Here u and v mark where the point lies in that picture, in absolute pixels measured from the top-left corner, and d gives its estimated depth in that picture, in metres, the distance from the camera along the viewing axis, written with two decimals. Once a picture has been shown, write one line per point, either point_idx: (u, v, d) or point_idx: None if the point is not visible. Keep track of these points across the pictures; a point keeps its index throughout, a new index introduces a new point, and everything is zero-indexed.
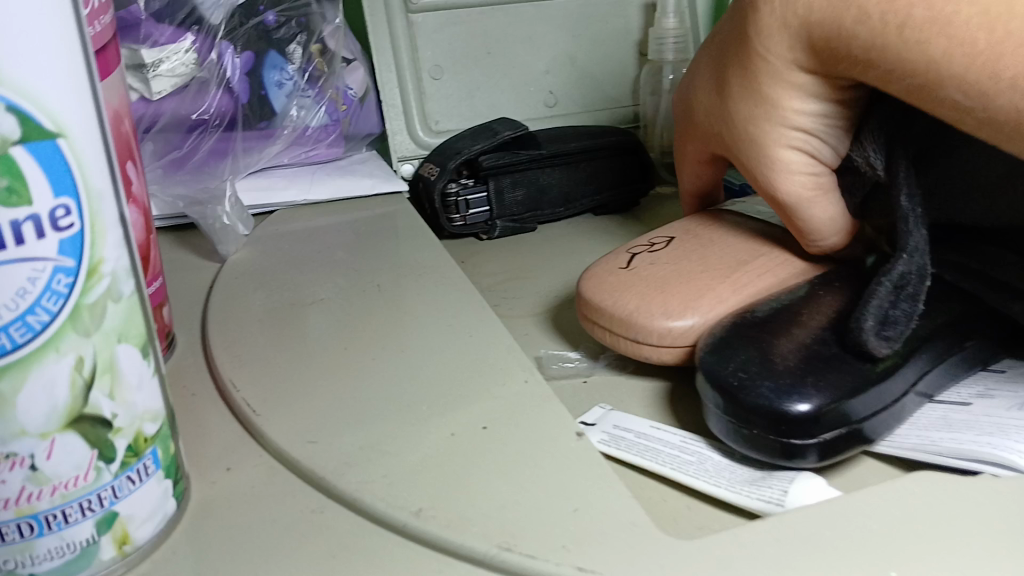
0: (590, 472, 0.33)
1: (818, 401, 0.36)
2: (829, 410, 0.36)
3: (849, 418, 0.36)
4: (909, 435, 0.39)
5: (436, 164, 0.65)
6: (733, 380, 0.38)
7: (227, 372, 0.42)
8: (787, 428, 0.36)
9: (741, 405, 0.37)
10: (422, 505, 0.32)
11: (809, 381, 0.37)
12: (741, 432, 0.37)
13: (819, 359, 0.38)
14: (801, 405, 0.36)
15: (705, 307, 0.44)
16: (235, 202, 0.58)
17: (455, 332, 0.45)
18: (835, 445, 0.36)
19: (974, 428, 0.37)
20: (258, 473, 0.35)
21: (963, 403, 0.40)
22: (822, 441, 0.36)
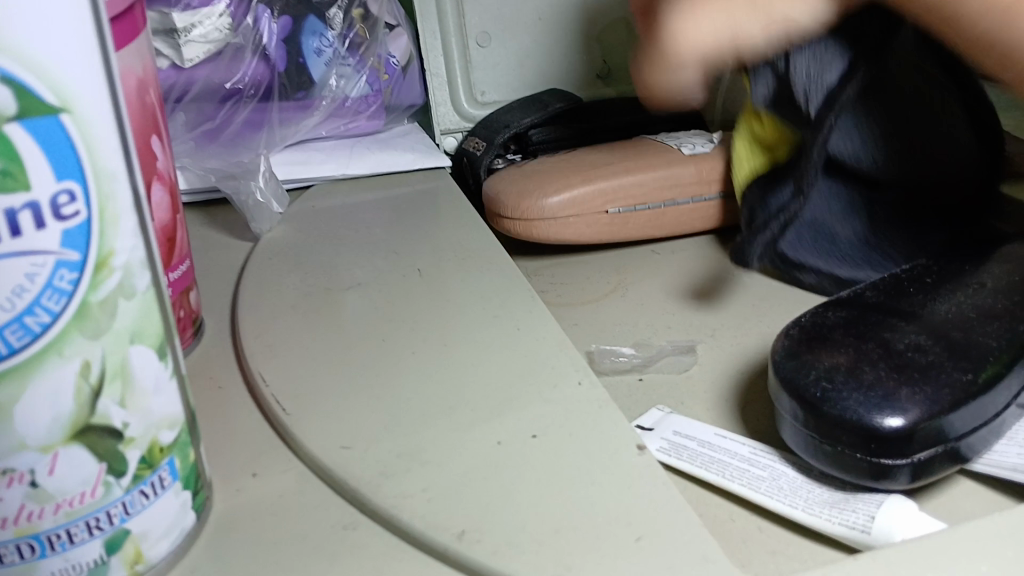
0: (654, 494, 0.30)
1: (913, 416, 0.32)
2: (926, 428, 0.32)
3: (945, 435, 0.32)
4: (1009, 452, 0.35)
5: (482, 137, 0.61)
6: (815, 388, 0.34)
7: (256, 365, 0.39)
8: (878, 448, 0.32)
9: (825, 419, 0.33)
10: (466, 527, 0.29)
11: (903, 391, 0.33)
12: (823, 448, 0.33)
13: (915, 364, 0.34)
14: (894, 421, 0.32)
15: (568, 187, 0.53)
16: (269, 178, 0.54)
17: (502, 324, 0.42)
18: (929, 464, 0.33)
19: None
20: (286, 481, 0.32)
21: None
22: (914, 460, 0.32)
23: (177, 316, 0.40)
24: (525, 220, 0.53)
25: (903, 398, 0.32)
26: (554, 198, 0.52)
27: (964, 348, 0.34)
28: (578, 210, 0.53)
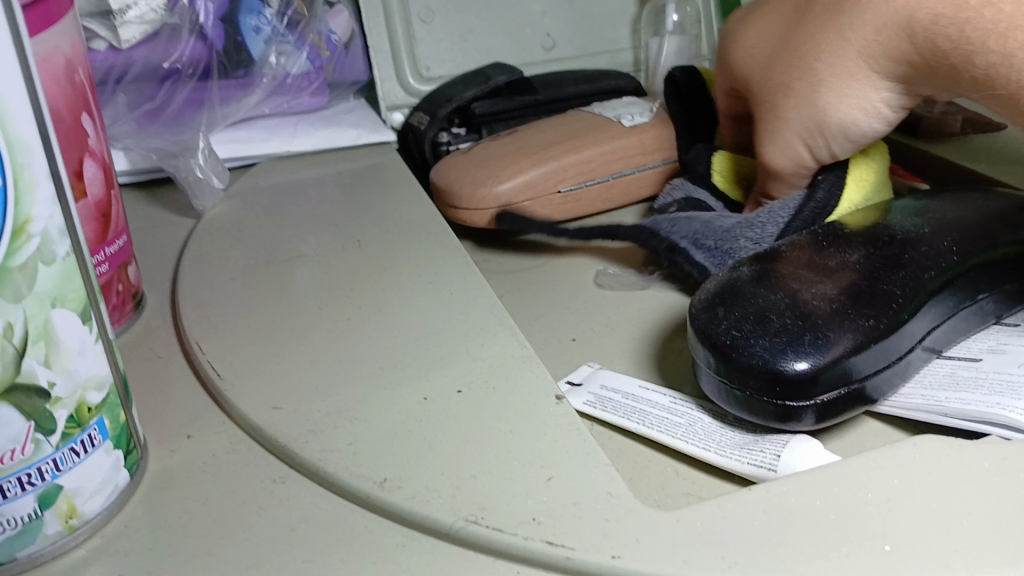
0: (568, 439, 0.31)
1: (816, 360, 0.34)
2: (829, 369, 0.33)
3: (849, 378, 0.34)
4: (913, 394, 0.36)
5: (426, 111, 0.62)
6: (726, 337, 0.35)
7: (195, 334, 0.40)
8: (784, 390, 0.34)
9: (734, 365, 0.34)
10: (388, 475, 0.30)
11: (808, 337, 0.34)
12: (734, 393, 0.35)
13: (821, 311, 0.35)
14: (798, 364, 0.33)
15: (521, 174, 0.53)
16: (209, 154, 0.55)
17: (435, 289, 0.43)
18: (833, 405, 0.34)
19: (982, 387, 0.35)
20: (219, 441, 0.34)
21: (972, 359, 0.38)
22: (818, 402, 0.34)
23: (116, 291, 0.41)
24: (482, 209, 0.52)
25: (809, 344, 0.34)
26: (508, 185, 0.52)
27: (869, 293, 0.36)
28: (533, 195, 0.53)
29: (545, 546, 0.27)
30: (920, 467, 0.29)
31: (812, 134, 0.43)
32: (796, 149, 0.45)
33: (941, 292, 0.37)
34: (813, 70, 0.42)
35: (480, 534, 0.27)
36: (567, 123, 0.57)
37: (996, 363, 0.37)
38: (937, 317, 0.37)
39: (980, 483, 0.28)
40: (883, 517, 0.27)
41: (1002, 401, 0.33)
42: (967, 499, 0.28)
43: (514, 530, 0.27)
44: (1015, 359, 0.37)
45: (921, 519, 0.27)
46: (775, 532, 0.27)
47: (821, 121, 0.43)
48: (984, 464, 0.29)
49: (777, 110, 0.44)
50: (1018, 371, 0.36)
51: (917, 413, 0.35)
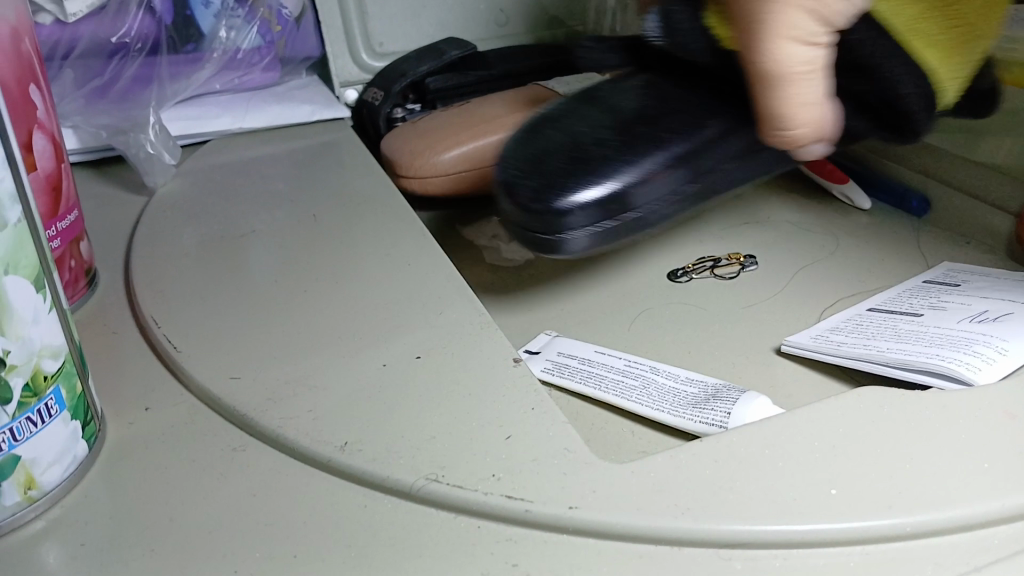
0: (527, 400, 0.32)
1: (608, 185, 0.41)
2: (635, 187, 0.41)
3: (630, 207, 0.41)
4: (857, 345, 0.37)
5: (380, 87, 0.62)
6: (500, 188, 0.43)
7: (150, 308, 0.40)
8: (597, 208, 0.40)
9: (516, 212, 0.42)
10: (348, 438, 0.30)
11: (621, 158, 0.41)
12: (525, 200, 0.41)
13: (570, 165, 0.41)
14: (607, 184, 0.41)
15: (463, 142, 0.54)
16: (159, 130, 0.55)
17: (393, 260, 0.43)
18: (640, 221, 0.42)
19: (924, 341, 0.36)
20: (177, 412, 0.34)
21: (914, 316, 0.39)
22: (588, 234, 0.41)
23: (68, 266, 0.41)
24: (423, 178, 0.54)
25: (599, 174, 0.41)
26: (449, 154, 0.54)
27: (646, 137, 0.43)
28: (473, 164, 0.54)
29: (504, 501, 0.27)
30: (866, 416, 0.30)
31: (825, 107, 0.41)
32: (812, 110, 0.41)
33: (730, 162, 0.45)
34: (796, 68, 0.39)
35: (440, 492, 0.28)
36: (517, 96, 0.59)
37: (937, 319, 0.38)
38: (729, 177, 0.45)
39: (920, 430, 0.29)
40: (831, 464, 0.28)
41: (942, 354, 0.35)
42: (908, 443, 0.29)
43: (473, 486, 0.28)
44: (955, 316, 0.38)
45: (864, 462, 0.28)
46: (725, 481, 0.28)
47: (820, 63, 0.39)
48: (924, 412, 0.30)
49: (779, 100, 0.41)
50: (957, 327, 0.37)
51: (863, 360, 0.36)
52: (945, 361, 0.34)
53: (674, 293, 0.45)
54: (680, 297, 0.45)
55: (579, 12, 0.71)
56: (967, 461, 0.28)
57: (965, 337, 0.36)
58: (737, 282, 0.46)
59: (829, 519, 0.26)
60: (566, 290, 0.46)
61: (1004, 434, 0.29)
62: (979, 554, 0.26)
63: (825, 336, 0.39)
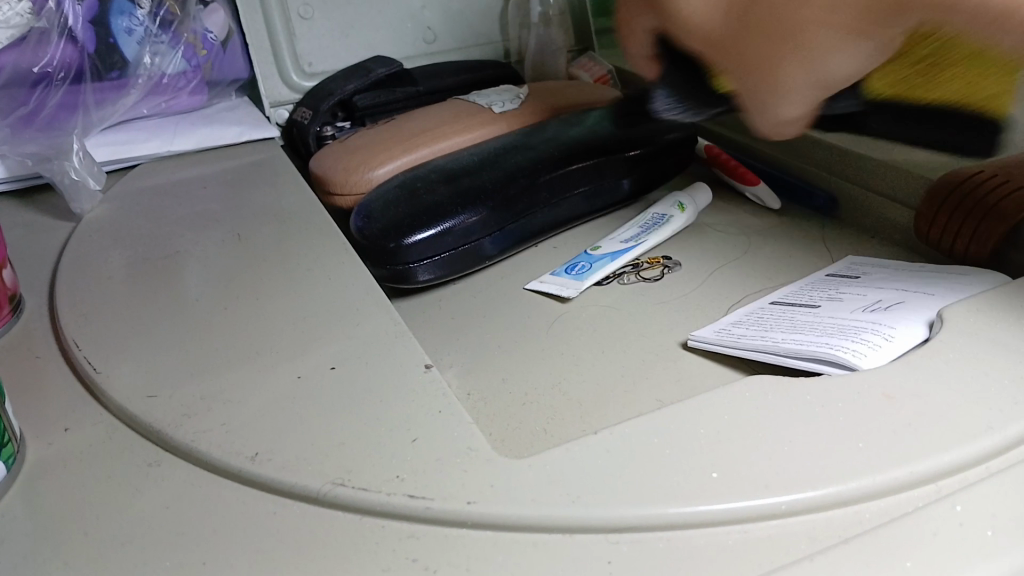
0: (434, 404, 0.33)
1: (445, 227, 0.47)
2: (432, 243, 0.47)
3: (458, 243, 0.48)
4: (754, 336, 0.39)
5: (309, 107, 0.62)
6: (358, 222, 0.48)
7: (72, 332, 0.41)
8: (420, 256, 0.47)
9: (370, 250, 0.47)
10: (259, 449, 0.31)
11: (441, 214, 0.47)
12: (362, 245, 0.47)
13: (416, 216, 0.47)
14: (410, 239, 0.46)
15: (396, 157, 0.54)
16: (84, 156, 0.55)
17: (314, 275, 0.44)
18: (470, 251, 0.48)
19: (816, 329, 0.39)
20: (96, 432, 0.34)
21: (811, 304, 0.42)
22: (430, 264, 0.47)
23: None
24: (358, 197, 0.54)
25: (432, 219, 0.47)
26: (383, 171, 0.53)
27: (480, 197, 0.49)
28: None
29: (406, 500, 0.29)
30: (751, 402, 0.32)
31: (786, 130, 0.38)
32: (804, 111, 0.36)
33: (537, 191, 0.50)
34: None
35: (346, 495, 0.29)
36: (443, 108, 0.60)
37: (833, 308, 0.41)
38: (533, 205, 0.50)
39: (804, 415, 0.31)
40: (713, 450, 0.30)
41: (830, 342, 0.37)
42: (789, 426, 0.31)
43: (377, 488, 0.29)
44: (851, 305, 0.41)
45: (748, 446, 0.30)
46: (614, 470, 0.29)
47: None
48: (807, 396, 0.32)
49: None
50: (850, 315, 0.39)
51: (757, 346, 0.38)
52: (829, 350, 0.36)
53: (591, 296, 0.47)
54: (596, 301, 0.47)
55: (498, 32, 0.73)
56: (844, 441, 0.30)
57: (854, 324, 0.38)
58: (656, 283, 0.48)
59: (709, 499, 0.28)
60: (486, 299, 0.48)
61: (880, 413, 0.31)
62: (850, 528, 0.27)
63: (726, 327, 0.41)
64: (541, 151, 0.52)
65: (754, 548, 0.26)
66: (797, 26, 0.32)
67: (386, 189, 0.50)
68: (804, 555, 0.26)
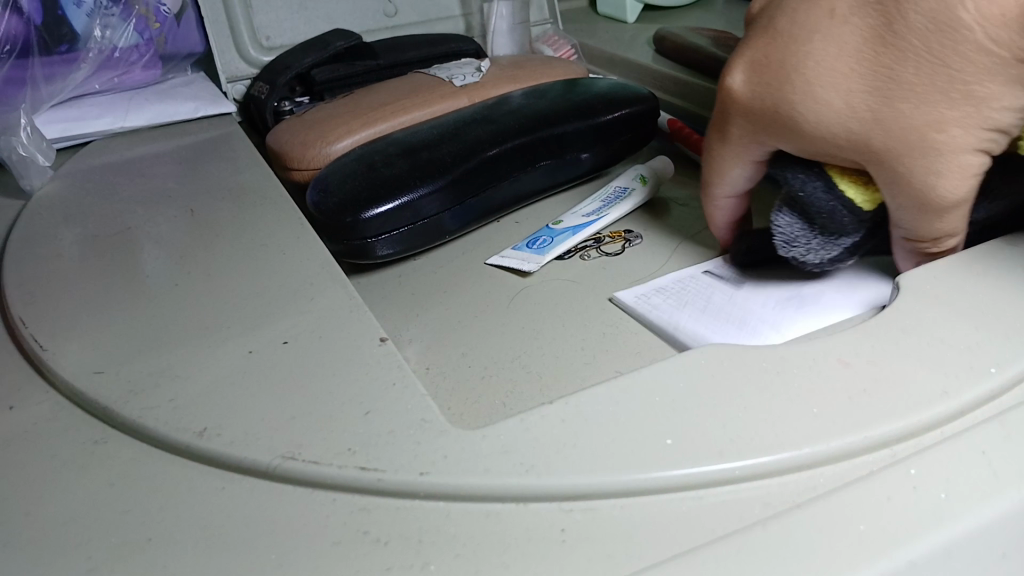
0: (388, 376, 0.33)
1: (403, 201, 0.46)
2: (390, 217, 0.46)
3: (417, 217, 0.47)
4: (664, 310, 0.41)
5: (266, 81, 0.61)
6: (315, 197, 0.47)
7: (19, 310, 0.40)
8: (378, 230, 0.46)
9: (328, 225, 0.46)
10: (207, 424, 0.31)
11: (400, 188, 0.47)
12: (319, 220, 0.47)
13: (374, 190, 0.46)
14: (368, 214, 0.45)
15: (355, 131, 0.53)
16: (33, 132, 0.54)
17: (270, 251, 0.43)
18: (428, 225, 0.48)
19: (719, 316, 0.40)
20: (40, 411, 0.33)
21: (733, 286, 0.43)
22: (388, 239, 0.46)
23: None
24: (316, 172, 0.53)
25: (390, 192, 0.46)
26: (341, 145, 0.52)
27: (440, 170, 0.48)
28: None
29: (358, 473, 0.28)
30: (709, 370, 0.32)
31: (935, 254, 0.39)
32: (966, 187, 0.36)
33: (498, 164, 0.50)
34: (923, 86, 0.34)
35: (296, 469, 0.29)
36: (403, 82, 0.59)
37: (750, 293, 0.42)
38: (494, 179, 0.50)
39: (761, 381, 0.31)
40: (669, 418, 0.29)
41: (727, 332, 0.38)
42: (745, 393, 0.30)
43: (329, 462, 0.29)
44: (768, 295, 0.42)
45: (704, 413, 0.30)
46: (569, 439, 0.29)
47: (822, 110, 0.37)
48: (764, 362, 0.32)
49: (767, 116, 0.39)
50: (757, 308, 0.41)
51: (679, 322, 0.40)
52: (750, 334, 0.38)
53: (553, 270, 0.47)
54: (557, 274, 0.46)
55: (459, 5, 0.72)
56: (799, 407, 0.30)
57: (755, 318, 0.40)
58: (618, 256, 0.47)
59: (664, 467, 0.27)
60: (446, 274, 0.47)
61: (836, 378, 0.31)
62: (805, 493, 0.27)
63: (649, 296, 0.42)
64: (502, 123, 0.52)
65: (707, 514, 0.26)
66: (928, 124, 0.35)
67: (343, 163, 0.49)
68: (759, 520, 0.26)
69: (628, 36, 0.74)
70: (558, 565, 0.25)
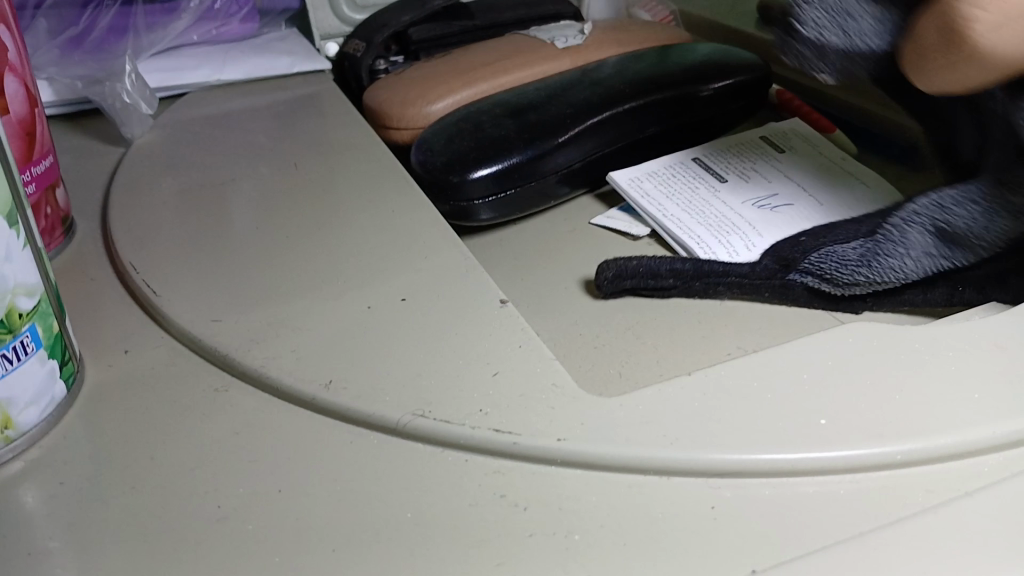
0: (514, 338, 0.31)
1: (510, 163, 0.45)
2: (497, 179, 0.45)
3: (523, 180, 0.46)
4: None
5: (362, 38, 0.60)
6: (420, 155, 0.46)
7: (128, 255, 0.39)
8: (483, 192, 0.45)
9: (433, 184, 0.45)
10: (332, 377, 0.30)
11: (506, 149, 0.45)
12: (424, 179, 0.45)
13: (481, 150, 0.45)
14: (475, 175, 0.44)
15: (456, 92, 0.52)
16: (136, 80, 0.54)
17: (376, 207, 0.42)
18: (535, 189, 0.46)
19: None
20: (157, 355, 0.33)
21: None
22: (493, 202, 0.45)
23: (45, 214, 0.39)
24: (416, 131, 0.51)
25: (497, 154, 0.45)
26: (442, 105, 0.51)
27: (546, 132, 0.46)
28: None
29: (492, 435, 0.27)
30: (856, 348, 0.30)
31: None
32: None
33: (604, 130, 0.48)
34: None
35: (427, 427, 0.28)
36: (503, 44, 0.58)
37: None
38: (600, 145, 0.48)
39: (913, 361, 0.29)
40: (816, 397, 0.28)
41: None
42: (897, 375, 0.29)
43: (461, 422, 0.27)
44: None
45: (854, 393, 0.28)
46: (713, 412, 0.27)
47: None
48: (914, 343, 0.30)
49: None
50: None
51: None
52: None
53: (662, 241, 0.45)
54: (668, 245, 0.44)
55: None
56: (957, 390, 0.28)
57: None
58: None
59: (818, 446, 0.26)
60: (550, 241, 0.46)
61: (995, 363, 0.29)
62: (969, 481, 0.25)
63: None
64: (611, 88, 0.50)
65: (865, 498, 0.25)
66: None
67: (448, 121, 0.48)
68: (922, 507, 0.24)
69: None
70: (710, 543, 0.24)
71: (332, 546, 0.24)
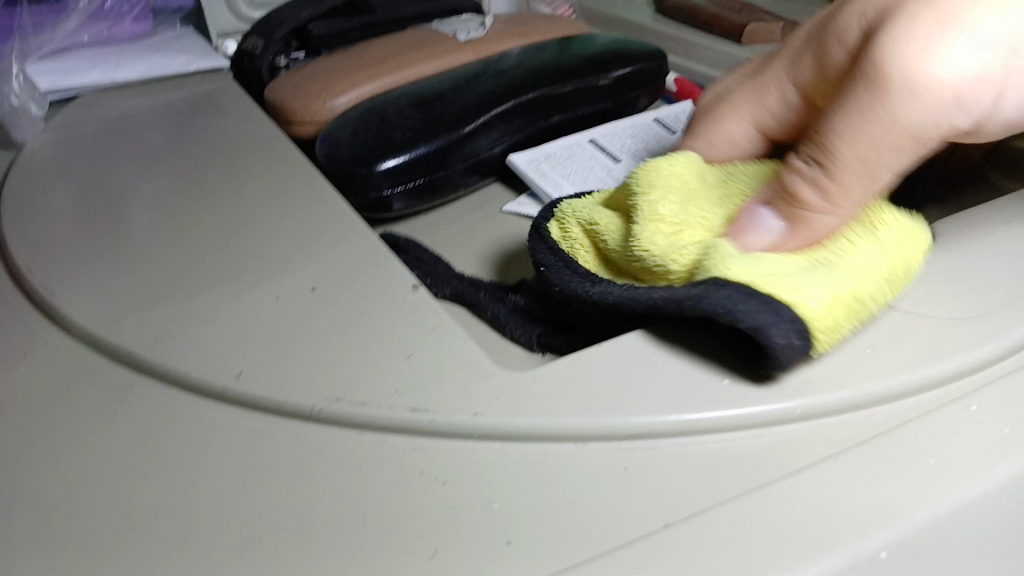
0: (426, 321, 0.32)
1: (418, 153, 0.45)
2: (406, 169, 0.45)
3: (430, 170, 0.46)
4: None
5: (261, 35, 0.59)
6: (326, 149, 0.46)
7: (23, 258, 0.38)
8: (391, 184, 0.45)
9: (341, 178, 0.45)
10: (244, 368, 0.30)
11: (412, 140, 0.45)
12: (331, 174, 0.45)
13: (389, 141, 0.45)
14: (383, 166, 0.44)
15: (359, 85, 0.52)
16: (26, 80, 0.52)
17: (283, 200, 0.42)
18: (443, 178, 0.47)
19: None
20: (58, 358, 0.32)
21: None
22: (402, 193, 0.45)
23: None
24: (319, 125, 0.51)
25: (404, 144, 0.45)
26: (345, 99, 0.51)
27: (451, 122, 0.47)
28: None
29: (409, 414, 0.27)
30: None
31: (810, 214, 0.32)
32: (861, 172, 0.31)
33: (509, 120, 0.49)
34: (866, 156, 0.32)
35: (343, 411, 0.28)
36: (405, 39, 0.58)
37: None
38: (505, 134, 0.49)
39: None
40: (719, 359, 0.29)
41: None
42: None
43: (377, 404, 0.28)
44: None
45: None
46: (624, 380, 0.28)
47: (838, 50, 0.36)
48: None
49: None
50: None
51: None
52: None
53: None
54: None
55: None
56: (849, 347, 0.29)
57: None
58: None
59: (724, 404, 0.27)
60: (459, 231, 0.46)
61: (881, 321, 0.31)
62: (864, 429, 0.27)
63: None
64: (516, 78, 0.50)
65: (770, 451, 0.26)
66: None
67: (353, 114, 0.48)
68: (822, 454, 0.26)
69: (625, 1, 0.73)
70: (625, 503, 0.24)
71: (251, 533, 0.24)
